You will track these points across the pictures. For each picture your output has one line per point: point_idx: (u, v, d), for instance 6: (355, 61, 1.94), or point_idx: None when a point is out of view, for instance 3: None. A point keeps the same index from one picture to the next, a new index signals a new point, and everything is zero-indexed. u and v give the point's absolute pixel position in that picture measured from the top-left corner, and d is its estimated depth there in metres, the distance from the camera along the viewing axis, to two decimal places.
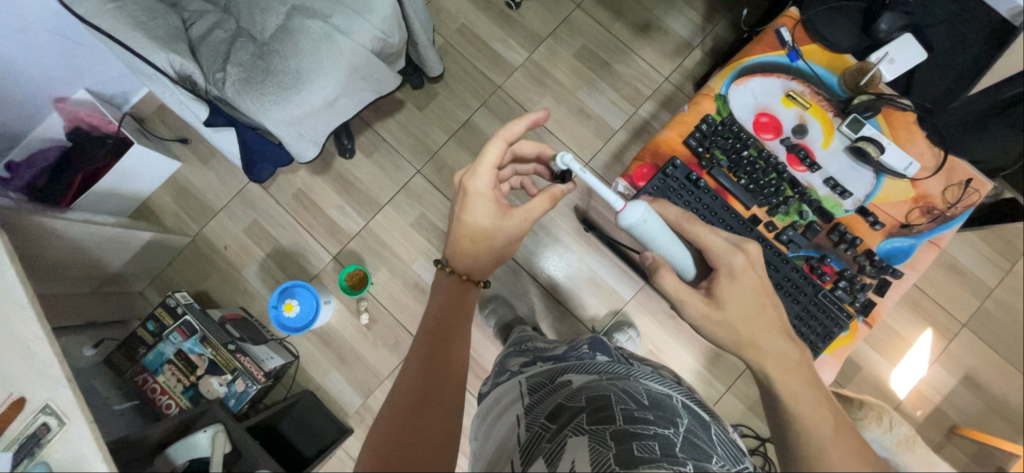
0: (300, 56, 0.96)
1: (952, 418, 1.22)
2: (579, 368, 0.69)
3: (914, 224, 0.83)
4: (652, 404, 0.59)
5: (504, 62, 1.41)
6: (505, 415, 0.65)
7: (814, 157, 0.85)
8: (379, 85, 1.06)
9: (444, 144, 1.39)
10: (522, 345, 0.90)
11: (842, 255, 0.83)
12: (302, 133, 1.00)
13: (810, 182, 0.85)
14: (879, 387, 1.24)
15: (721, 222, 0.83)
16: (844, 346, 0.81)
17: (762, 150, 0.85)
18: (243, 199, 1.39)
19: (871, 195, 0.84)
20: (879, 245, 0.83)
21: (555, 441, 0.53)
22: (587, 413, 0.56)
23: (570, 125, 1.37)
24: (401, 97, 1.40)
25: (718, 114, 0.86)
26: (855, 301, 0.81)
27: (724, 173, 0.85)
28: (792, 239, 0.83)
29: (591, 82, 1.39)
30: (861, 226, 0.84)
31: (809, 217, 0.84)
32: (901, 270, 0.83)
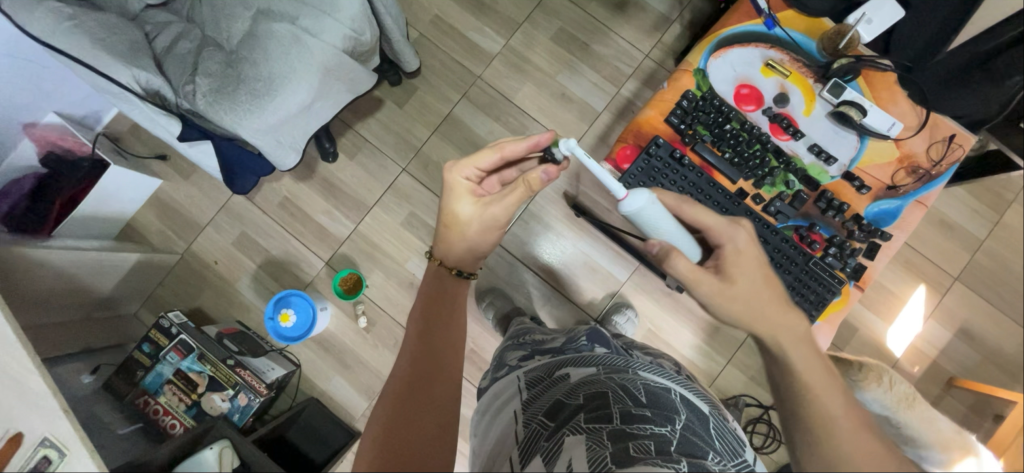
0: (270, 61, 0.93)
1: (949, 371, 1.24)
2: (576, 361, 0.69)
3: (900, 185, 0.83)
4: (650, 401, 0.59)
5: (481, 51, 1.38)
6: (503, 412, 0.65)
7: (796, 125, 0.85)
8: (355, 85, 1.04)
9: (427, 140, 1.37)
10: (521, 337, 0.90)
11: (830, 221, 0.83)
12: (281, 141, 0.98)
13: (795, 150, 0.85)
14: (876, 347, 1.25)
15: (708, 199, 0.83)
16: (838, 312, 0.82)
17: (745, 122, 0.85)
18: (229, 212, 1.37)
19: (856, 159, 0.84)
20: (867, 208, 0.83)
21: (552, 439, 0.54)
22: (584, 411, 0.56)
23: (553, 111, 1.36)
24: (380, 95, 1.38)
25: (698, 89, 0.85)
26: (846, 266, 0.81)
27: (708, 147, 0.84)
28: (780, 209, 0.83)
29: (571, 66, 1.37)
30: (848, 192, 0.84)
31: (796, 187, 0.84)
32: (890, 232, 0.83)
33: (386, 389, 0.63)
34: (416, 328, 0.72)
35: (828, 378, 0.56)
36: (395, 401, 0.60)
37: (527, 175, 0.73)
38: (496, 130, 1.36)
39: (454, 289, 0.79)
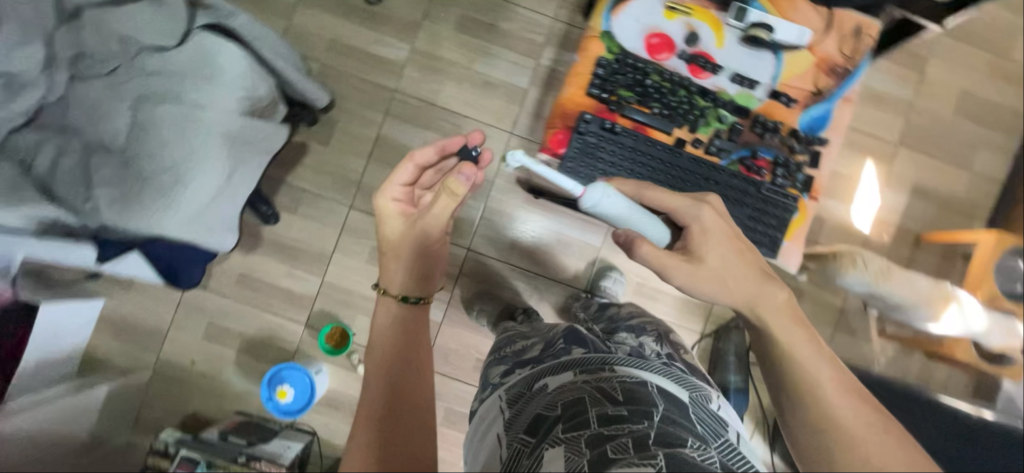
0: (171, 150, 0.85)
1: (914, 229, 1.31)
2: (553, 366, 0.70)
3: (823, 88, 0.85)
4: (628, 398, 0.60)
5: (388, 63, 1.31)
6: (488, 436, 0.66)
7: (713, 60, 0.84)
8: (268, 142, 0.95)
9: (365, 170, 1.31)
10: (504, 348, 0.88)
11: (770, 143, 0.85)
12: (210, 225, 0.93)
13: (718, 85, 0.85)
14: (845, 229, 1.31)
15: (650, 159, 0.82)
16: (801, 228, 0.84)
17: (663, 72, 0.84)
18: (188, 307, 1.30)
19: (777, 75, 0.85)
20: (800, 120, 0.85)
21: (534, 456, 0.56)
22: (560, 421, 0.58)
23: (481, 103, 1.32)
24: (301, 140, 1.30)
25: (609, 51, 0.83)
26: (796, 181, 0.84)
27: (636, 108, 0.83)
28: (721, 148, 0.84)
29: (484, 50, 1.32)
30: (779, 110, 0.85)
31: (728, 120, 0.85)
32: (826, 137, 0.85)
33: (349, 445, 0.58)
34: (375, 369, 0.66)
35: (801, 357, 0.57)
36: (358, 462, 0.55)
37: (447, 182, 0.72)
38: (430, 139, 1.31)
39: (407, 315, 0.74)
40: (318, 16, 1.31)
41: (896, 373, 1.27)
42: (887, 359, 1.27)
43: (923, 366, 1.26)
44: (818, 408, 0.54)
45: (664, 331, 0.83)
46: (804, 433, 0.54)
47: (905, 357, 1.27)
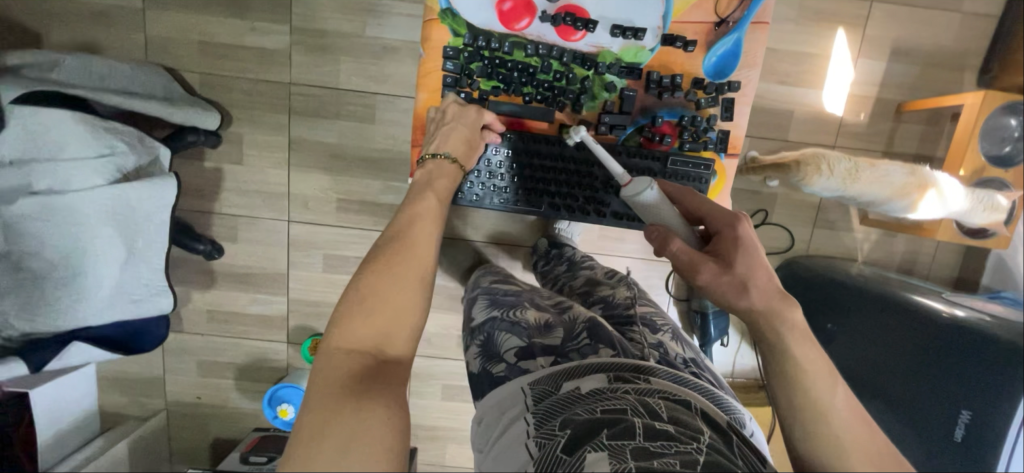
0: (52, 243, 0.79)
1: (895, 99, 1.17)
2: (585, 365, 0.64)
3: (727, 18, 0.83)
4: (671, 419, 0.54)
5: (272, 54, 1.15)
6: (509, 431, 0.58)
7: (585, 16, 0.81)
8: (160, 199, 0.87)
9: (289, 179, 1.22)
10: (511, 308, 0.81)
11: (672, 101, 0.85)
12: (136, 296, 0.91)
13: (596, 41, 0.82)
14: (816, 118, 1.18)
15: (535, 155, 0.85)
16: (722, 193, 0.88)
17: (526, 44, 0.81)
18: (172, 352, 1.32)
19: (668, 15, 0.82)
20: (704, 64, 0.84)
21: (574, 455, 0.50)
22: (603, 426, 0.52)
23: (386, 73, 1.16)
24: (213, 164, 1.21)
25: (457, 37, 0.81)
26: (709, 138, 0.85)
27: (504, 100, 0.83)
28: (614, 122, 0.84)
29: (370, 8, 1.12)
30: (677, 58, 0.84)
31: (617, 86, 0.84)
32: (738, 76, 0.84)
33: (372, 253, 0.58)
34: (427, 204, 0.64)
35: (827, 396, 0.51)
36: (379, 277, 0.55)
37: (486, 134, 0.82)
38: (344, 128, 1.19)
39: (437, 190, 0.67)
40: (174, 18, 1.12)
41: (881, 257, 1.22)
42: (871, 246, 1.21)
43: (910, 245, 1.20)
44: (824, 430, 0.50)
45: (676, 330, 0.82)
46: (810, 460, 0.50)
47: (891, 240, 1.20)
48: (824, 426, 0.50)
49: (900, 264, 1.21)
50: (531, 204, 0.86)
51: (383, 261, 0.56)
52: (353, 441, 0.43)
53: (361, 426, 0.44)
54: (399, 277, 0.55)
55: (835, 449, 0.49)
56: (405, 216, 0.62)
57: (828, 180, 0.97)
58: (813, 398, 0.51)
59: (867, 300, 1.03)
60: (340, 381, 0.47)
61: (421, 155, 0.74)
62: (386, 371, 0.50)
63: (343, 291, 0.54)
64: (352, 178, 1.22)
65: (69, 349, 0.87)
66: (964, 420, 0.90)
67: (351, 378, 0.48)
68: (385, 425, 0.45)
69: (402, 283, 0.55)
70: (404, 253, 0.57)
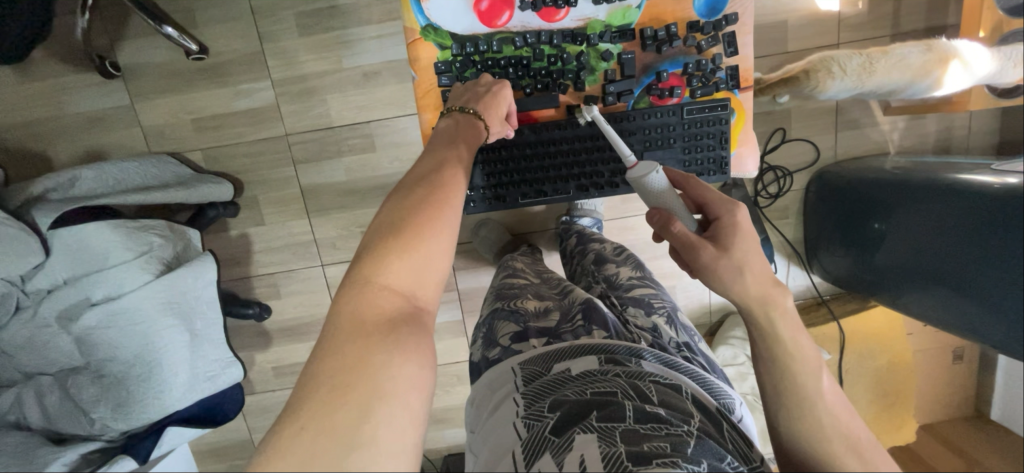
0: (122, 346, 0.83)
1: None
2: (576, 346, 0.66)
3: None
4: (662, 402, 0.57)
5: (262, 112, 1.16)
6: (498, 409, 0.61)
7: None
8: (202, 278, 0.90)
9: (312, 226, 1.24)
10: (512, 296, 0.83)
11: (672, 52, 0.82)
12: (210, 372, 0.93)
13: (580, 14, 0.81)
14: (812, 19, 1.13)
15: (549, 145, 0.85)
16: (745, 133, 0.87)
17: (513, 38, 0.81)
18: (250, 414, 1.38)
19: None
20: (695, 5, 0.81)
21: (563, 435, 0.53)
22: (592, 408, 0.55)
23: (372, 97, 1.16)
24: (239, 230, 1.24)
25: (443, 50, 0.81)
26: (719, 78, 0.83)
27: None
28: (619, 89, 0.83)
29: (340, 38, 1.12)
30: (666, 8, 0.81)
31: (613, 53, 0.83)
32: (732, 7, 0.81)
33: (400, 197, 0.53)
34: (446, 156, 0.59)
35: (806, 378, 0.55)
36: (407, 226, 0.50)
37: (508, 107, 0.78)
38: (349, 163, 1.20)
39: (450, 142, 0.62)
40: (162, 103, 1.15)
41: (914, 143, 1.18)
42: (901, 133, 1.18)
43: (941, 122, 1.16)
44: (812, 418, 0.53)
45: (674, 310, 0.81)
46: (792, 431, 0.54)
47: (920, 122, 1.17)
48: (812, 410, 0.54)
49: (934, 144, 1.17)
50: (557, 191, 0.87)
51: (412, 211, 0.51)
52: (378, 394, 0.42)
53: (385, 380, 0.42)
54: (432, 227, 0.51)
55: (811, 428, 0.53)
56: (434, 168, 0.57)
57: (841, 82, 0.96)
58: (803, 389, 0.54)
59: (902, 192, 1.01)
60: (359, 329, 0.45)
61: (448, 107, 0.70)
62: (417, 323, 0.48)
63: (364, 235, 0.51)
64: (370, 208, 1.24)
65: (166, 434, 0.94)
66: None
67: (376, 328, 0.45)
68: (413, 382, 0.44)
69: (428, 231, 0.50)
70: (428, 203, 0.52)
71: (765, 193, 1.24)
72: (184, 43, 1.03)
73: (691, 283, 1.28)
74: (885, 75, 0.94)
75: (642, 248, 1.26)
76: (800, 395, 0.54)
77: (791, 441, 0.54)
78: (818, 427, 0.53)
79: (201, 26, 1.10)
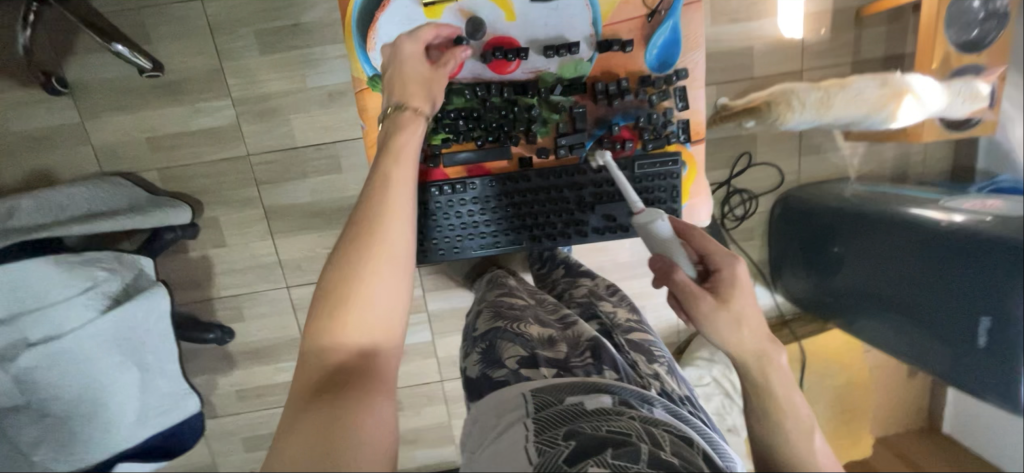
0: (65, 386, 0.80)
1: (853, 6, 1.14)
2: (590, 382, 0.66)
3: (658, 6, 0.80)
4: (675, 452, 0.54)
5: (223, 130, 1.12)
6: (505, 435, 0.58)
7: (514, 46, 0.79)
8: (156, 310, 0.88)
9: (277, 247, 1.21)
10: (513, 316, 0.82)
11: (624, 105, 0.84)
12: (162, 409, 0.92)
13: (532, 66, 0.81)
14: (779, 46, 1.15)
15: (516, 193, 0.84)
16: (697, 183, 0.88)
17: (462, 89, 0.80)
18: (215, 437, 1.35)
19: (597, 19, 0.80)
20: (646, 59, 0.82)
21: (576, 467, 0.51)
22: (608, 445, 0.53)
23: (337, 117, 1.13)
24: (199, 251, 1.20)
25: None
26: (670, 131, 0.84)
27: (459, 149, 0.83)
28: (571, 142, 0.83)
29: (305, 56, 1.09)
30: (618, 61, 0.82)
31: (565, 105, 0.83)
32: (682, 62, 0.83)
33: (341, 242, 0.58)
34: (392, 169, 0.62)
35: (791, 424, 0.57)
36: (344, 273, 0.56)
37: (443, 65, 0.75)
38: (315, 183, 1.17)
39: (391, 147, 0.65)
40: (116, 121, 1.10)
41: (874, 167, 1.21)
42: (861, 159, 1.21)
43: (898, 150, 1.19)
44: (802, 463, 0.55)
45: (672, 361, 0.83)
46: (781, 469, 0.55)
47: (879, 148, 1.20)
48: (782, 426, 0.56)
49: (892, 170, 1.20)
50: (507, 241, 0.86)
51: (350, 258, 0.56)
52: (333, 436, 0.47)
53: (339, 424, 0.48)
54: (370, 269, 0.56)
55: None
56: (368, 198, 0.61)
57: (804, 114, 0.98)
58: (786, 431, 0.56)
59: (865, 223, 1.03)
60: (319, 379, 0.53)
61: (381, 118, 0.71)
62: (368, 367, 0.54)
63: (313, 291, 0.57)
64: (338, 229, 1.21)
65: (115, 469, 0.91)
66: (985, 330, 0.85)
67: (330, 380, 0.52)
68: (371, 420, 0.49)
69: (365, 274, 0.56)
70: (365, 244, 0.57)
71: (732, 215, 1.25)
72: (137, 61, 0.97)
73: (661, 303, 1.30)
74: (844, 103, 0.97)
75: (612, 269, 1.26)
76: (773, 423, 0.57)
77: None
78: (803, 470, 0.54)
79: (156, 41, 1.06)
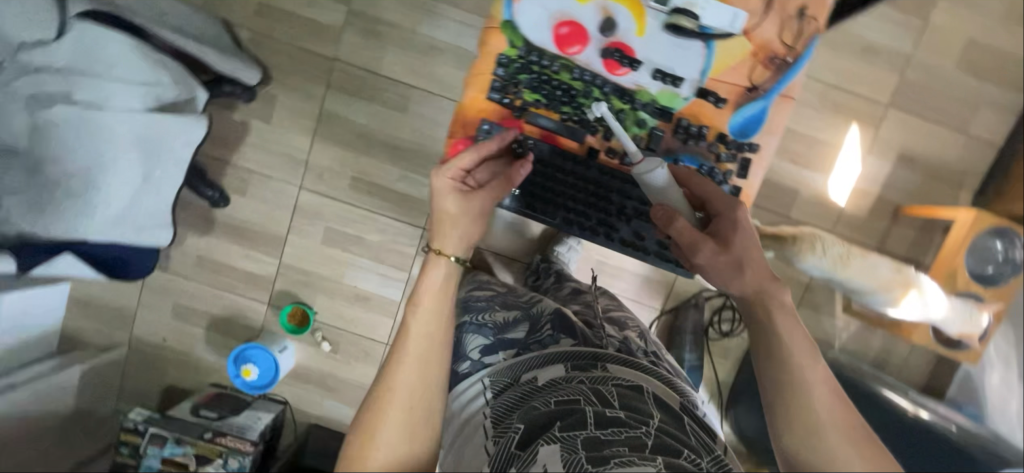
0: (77, 154, 0.82)
1: (894, 200, 1.24)
2: (546, 355, 0.69)
3: (760, 84, 0.85)
4: (623, 406, 0.59)
5: (326, 29, 1.19)
6: (466, 431, 0.63)
7: (633, 54, 0.83)
8: (188, 135, 0.91)
9: (311, 148, 1.25)
10: (482, 308, 0.84)
11: (695, 149, 0.86)
12: (141, 225, 0.93)
13: (638, 81, 0.84)
14: (821, 202, 1.24)
15: (565, 171, 0.87)
16: None
17: (573, 67, 0.84)
18: (153, 289, 1.32)
19: (707, 69, 0.84)
20: (731, 121, 0.86)
21: (527, 450, 0.54)
22: (557, 419, 0.56)
23: (426, 68, 1.21)
24: (242, 116, 1.24)
25: (511, 46, 0.82)
26: (721, 192, 0.87)
27: (542, 114, 0.85)
28: (639, 157, 0.86)
29: (429, 7, 1.18)
30: (708, 111, 0.86)
31: (648, 124, 0.86)
32: (757, 140, 0.87)
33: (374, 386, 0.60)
34: (425, 312, 0.64)
35: (799, 357, 0.61)
36: (375, 423, 0.58)
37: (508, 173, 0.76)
38: (376, 111, 1.23)
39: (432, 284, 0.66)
40: None
41: (857, 348, 1.24)
42: (849, 335, 1.23)
43: (885, 342, 1.23)
44: (806, 398, 0.58)
45: (645, 331, 0.89)
46: (786, 404, 0.59)
47: (869, 334, 1.23)
48: (786, 356, 0.61)
49: (872, 359, 1.23)
50: (546, 214, 0.90)
51: (379, 408, 0.59)
52: None
53: None
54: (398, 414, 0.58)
55: (809, 421, 0.57)
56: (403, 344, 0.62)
57: (818, 261, 1.03)
58: (797, 373, 0.60)
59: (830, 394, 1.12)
60: None
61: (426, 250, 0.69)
62: None
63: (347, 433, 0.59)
64: (373, 160, 1.25)
65: (59, 258, 0.87)
66: None
67: None
68: None
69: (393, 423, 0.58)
70: (397, 392, 0.59)
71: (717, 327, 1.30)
72: None
73: None
74: (858, 265, 1.02)
75: None
76: (792, 379, 0.60)
77: (788, 423, 0.58)
78: (806, 403, 0.58)
79: None
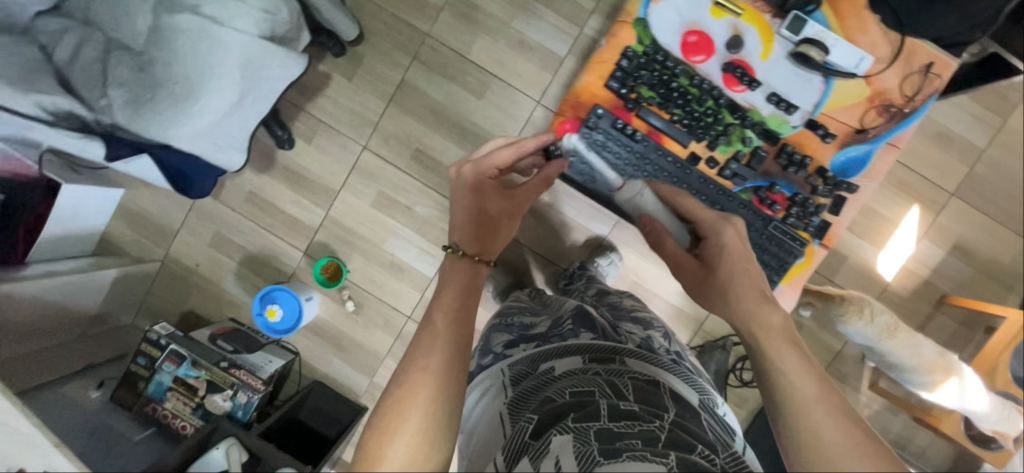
0: (185, 63, 0.87)
1: (942, 288, 1.23)
2: (567, 347, 0.69)
3: (870, 128, 0.88)
4: (638, 399, 0.57)
5: (427, 6, 1.25)
6: (486, 423, 0.62)
7: (753, 74, 0.89)
8: (286, 71, 0.93)
9: (383, 113, 1.28)
10: (511, 314, 0.85)
11: (793, 177, 0.90)
12: (221, 144, 0.94)
13: (751, 100, 0.89)
14: (868, 273, 1.23)
15: (657, 168, 0.90)
16: (801, 275, 0.91)
17: (693, 75, 0.90)
18: (199, 213, 1.34)
19: (821, 103, 0.89)
20: (833, 158, 0.89)
21: (541, 439, 0.52)
22: (571, 411, 0.55)
23: (511, 62, 1.25)
24: (327, 69, 1.28)
25: (640, 43, 0.89)
26: (811, 222, 0.90)
27: (653, 112, 0.90)
28: (737, 171, 0.90)
29: (529, 6, 1.23)
30: (813, 143, 0.89)
31: (753, 143, 0.90)
32: (857, 182, 0.90)
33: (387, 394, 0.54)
34: (444, 302, 0.61)
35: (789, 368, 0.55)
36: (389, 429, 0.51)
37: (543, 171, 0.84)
38: (454, 91, 1.26)
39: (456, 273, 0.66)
40: None
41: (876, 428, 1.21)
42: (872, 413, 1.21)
43: (906, 428, 1.20)
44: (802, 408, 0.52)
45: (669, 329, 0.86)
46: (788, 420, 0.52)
47: (891, 416, 1.21)
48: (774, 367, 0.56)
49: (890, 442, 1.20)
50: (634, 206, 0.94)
51: (396, 409, 0.52)
52: None
53: None
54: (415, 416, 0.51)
55: (812, 434, 0.50)
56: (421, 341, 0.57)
57: (864, 328, 1.01)
58: (790, 385, 0.54)
59: None
60: None
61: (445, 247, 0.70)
62: None
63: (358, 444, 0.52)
64: (439, 137, 1.28)
65: (138, 157, 0.91)
66: None
67: None
68: None
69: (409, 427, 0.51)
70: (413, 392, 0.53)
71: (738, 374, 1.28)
72: None
73: None
74: (904, 339, 1.00)
75: None
76: (783, 391, 0.54)
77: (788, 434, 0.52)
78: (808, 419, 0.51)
79: None
